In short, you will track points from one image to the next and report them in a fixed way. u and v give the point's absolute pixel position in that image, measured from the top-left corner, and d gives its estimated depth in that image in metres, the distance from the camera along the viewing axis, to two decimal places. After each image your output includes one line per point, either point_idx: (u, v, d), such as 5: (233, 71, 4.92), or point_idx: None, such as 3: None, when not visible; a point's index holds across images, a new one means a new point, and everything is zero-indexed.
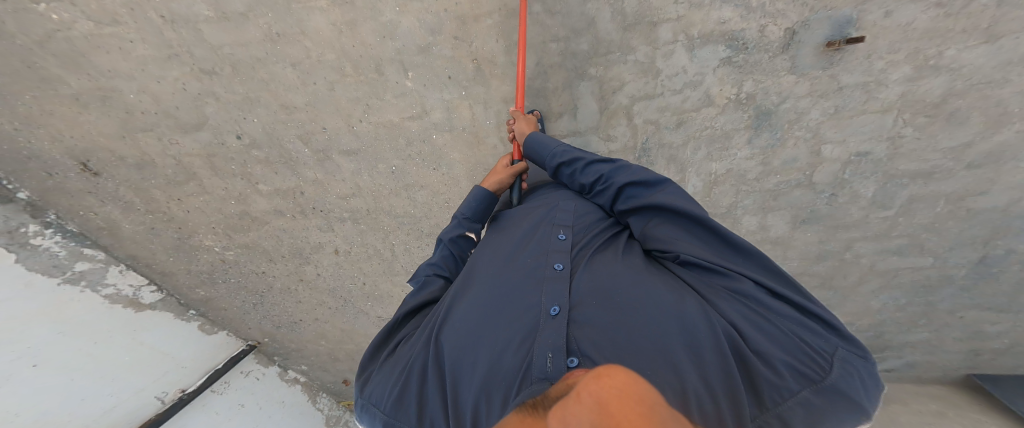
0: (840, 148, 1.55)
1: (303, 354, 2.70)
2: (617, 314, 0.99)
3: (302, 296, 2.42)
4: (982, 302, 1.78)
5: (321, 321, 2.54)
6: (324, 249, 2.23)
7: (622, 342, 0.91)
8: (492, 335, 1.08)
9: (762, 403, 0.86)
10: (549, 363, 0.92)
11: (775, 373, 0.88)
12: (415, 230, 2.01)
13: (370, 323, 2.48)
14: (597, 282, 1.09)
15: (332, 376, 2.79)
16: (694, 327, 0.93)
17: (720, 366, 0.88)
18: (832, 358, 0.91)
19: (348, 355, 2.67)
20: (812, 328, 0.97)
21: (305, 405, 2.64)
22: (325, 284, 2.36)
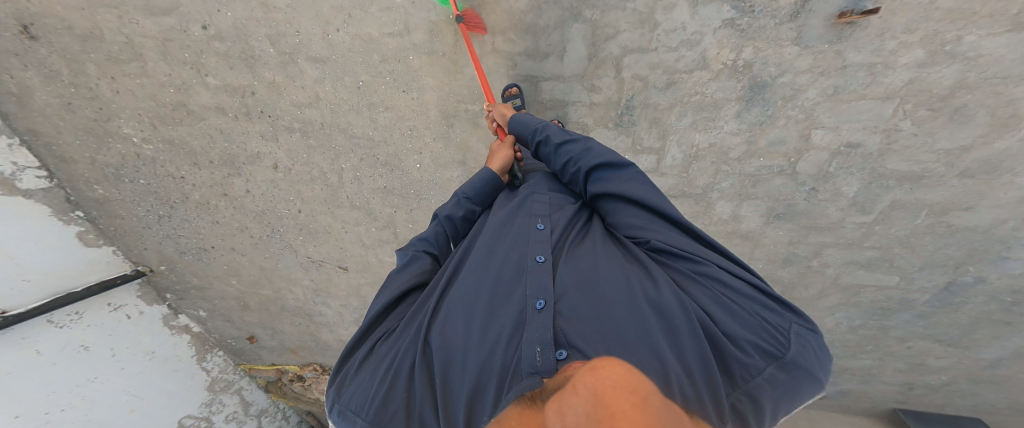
0: (831, 135, 1.32)
1: (204, 296, 2.20)
2: (598, 303, 0.84)
3: (222, 213, 1.95)
4: (936, 333, 1.50)
5: (239, 254, 2.04)
6: (261, 161, 1.85)
7: (607, 331, 0.78)
8: (479, 330, 0.89)
9: (735, 385, 0.74)
10: (538, 356, 0.77)
11: (746, 354, 0.75)
12: (369, 156, 1.72)
13: (296, 265, 2.01)
14: (581, 272, 0.93)
15: (237, 331, 2.38)
16: (668, 309, 0.81)
17: (695, 349, 0.75)
18: (795, 339, 0.78)
19: (261, 302, 2.24)
20: (769, 308, 0.83)
21: (181, 362, 2.15)
22: (253, 206, 1.92)
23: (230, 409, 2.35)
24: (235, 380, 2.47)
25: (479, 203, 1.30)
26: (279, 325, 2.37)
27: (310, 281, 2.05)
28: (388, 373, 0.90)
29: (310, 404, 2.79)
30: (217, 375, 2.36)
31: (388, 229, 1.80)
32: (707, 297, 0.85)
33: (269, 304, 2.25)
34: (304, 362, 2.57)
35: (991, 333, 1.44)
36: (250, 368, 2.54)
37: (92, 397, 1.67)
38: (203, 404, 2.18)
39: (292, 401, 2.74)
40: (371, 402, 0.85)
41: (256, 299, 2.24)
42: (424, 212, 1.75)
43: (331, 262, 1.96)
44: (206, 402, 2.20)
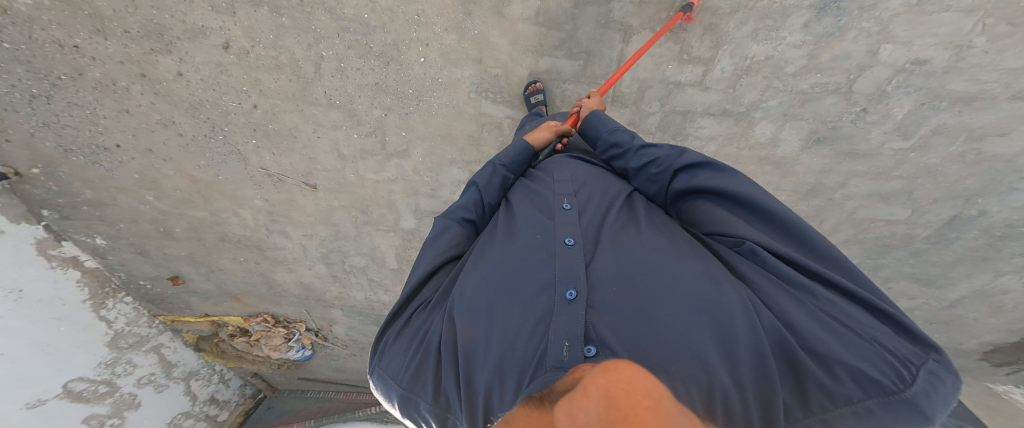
0: (900, 52, 1.21)
1: (104, 216, 1.67)
2: (637, 295, 0.69)
3: (135, 99, 1.42)
4: (918, 273, 1.62)
5: (159, 159, 1.56)
6: (204, 38, 1.34)
7: (643, 330, 0.63)
8: (501, 316, 0.74)
9: (806, 412, 0.55)
10: (564, 351, 0.63)
11: (836, 383, 0.54)
12: (361, 43, 1.32)
13: (245, 179, 1.60)
14: (621, 259, 0.75)
15: (154, 269, 1.87)
16: (728, 313, 0.61)
17: (758, 366, 0.58)
18: (916, 372, 0.52)
19: (192, 227, 1.75)
20: (880, 329, 0.57)
21: (66, 309, 1.62)
22: (186, 95, 1.43)
23: (145, 372, 1.90)
24: (151, 336, 1.98)
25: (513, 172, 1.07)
26: (219, 264, 1.86)
27: (264, 202, 1.65)
28: (418, 344, 0.80)
29: (258, 366, 2.34)
30: (123, 329, 1.85)
31: (376, 138, 1.46)
32: (794, 304, 0.61)
33: (202, 232, 1.76)
34: (251, 312, 2.07)
35: (968, 271, 1.57)
36: (174, 321, 2.05)
37: None
38: (101, 363, 1.71)
39: (231, 363, 2.31)
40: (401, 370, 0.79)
41: (185, 224, 1.74)
42: (422, 118, 1.42)
43: (294, 177, 1.57)
44: (107, 361, 1.74)
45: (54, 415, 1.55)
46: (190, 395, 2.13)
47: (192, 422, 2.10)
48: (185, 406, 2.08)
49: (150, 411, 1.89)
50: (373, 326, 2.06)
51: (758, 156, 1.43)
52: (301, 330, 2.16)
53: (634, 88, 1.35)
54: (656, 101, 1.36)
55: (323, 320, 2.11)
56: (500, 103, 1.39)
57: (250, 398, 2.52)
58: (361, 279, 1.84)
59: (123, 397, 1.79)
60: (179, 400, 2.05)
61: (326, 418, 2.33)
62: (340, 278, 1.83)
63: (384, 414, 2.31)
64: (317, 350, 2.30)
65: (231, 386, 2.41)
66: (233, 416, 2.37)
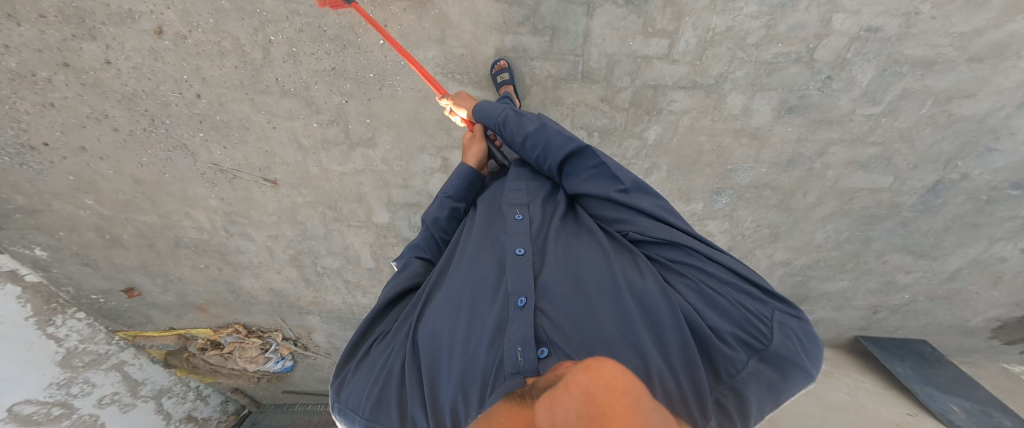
0: (851, 21, 1.18)
1: (40, 222, 1.57)
2: (581, 298, 0.75)
3: (59, 91, 1.32)
4: (910, 244, 1.60)
5: (95, 158, 1.46)
6: (137, 24, 1.24)
7: (588, 329, 0.69)
8: (462, 330, 0.77)
9: (720, 378, 0.69)
10: (519, 356, 0.65)
11: (730, 347, 0.69)
12: (313, 26, 1.25)
13: (194, 176, 1.53)
14: (566, 265, 0.80)
15: (105, 282, 1.78)
16: (653, 304, 0.72)
17: (682, 345, 0.68)
18: (772, 324, 0.70)
19: (140, 233, 1.66)
20: (751, 295, 0.74)
21: (4, 327, 1.48)
22: (117, 86, 1.34)
23: (107, 391, 1.79)
24: (111, 352, 1.89)
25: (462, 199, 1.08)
26: (177, 272, 1.77)
27: (221, 202, 1.57)
28: (383, 370, 0.83)
29: (234, 379, 2.27)
30: (75, 346, 1.73)
31: (337, 126, 1.40)
32: (693, 288, 0.76)
33: (153, 238, 1.68)
34: (219, 323, 1.98)
35: (960, 241, 1.56)
36: (135, 337, 1.98)
37: None
38: (52, 383, 1.59)
39: (207, 379, 2.24)
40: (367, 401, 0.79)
41: (131, 230, 1.65)
42: (386, 105, 1.36)
43: (251, 173, 1.50)
44: (60, 381, 1.62)
45: None
46: (163, 414, 2.02)
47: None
48: (159, 426, 1.97)
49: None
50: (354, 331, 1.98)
51: (732, 128, 1.39)
52: (278, 339, 2.06)
53: (602, 63, 1.29)
54: (627, 76, 1.31)
55: (300, 327, 2.00)
56: (467, 85, 1.35)
57: (233, 415, 2.44)
58: (335, 282, 1.75)
59: (83, 418, 1.68)
60: (149, 421, 1.94)
61: None
62: (313, 281, 1.74)
63: None
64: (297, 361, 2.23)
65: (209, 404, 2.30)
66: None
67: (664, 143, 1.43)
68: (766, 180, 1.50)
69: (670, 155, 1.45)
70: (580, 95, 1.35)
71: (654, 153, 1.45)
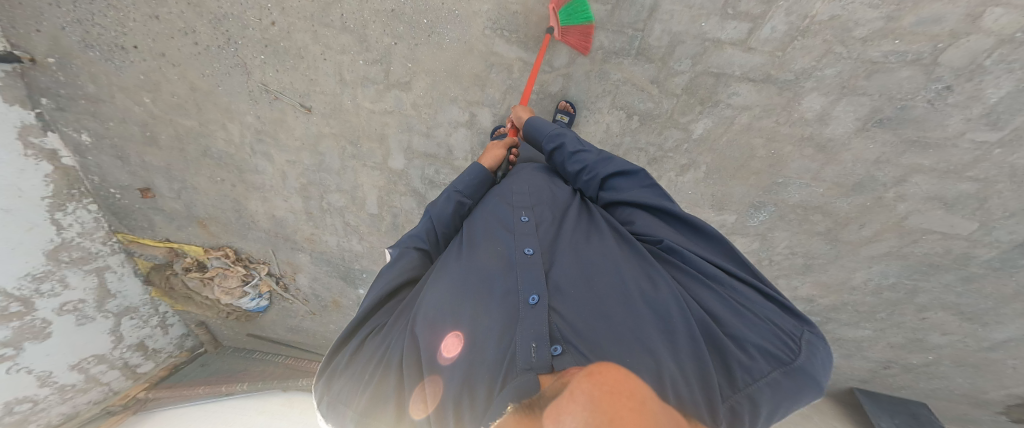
0: (1008, 17, 1.05)
1: (100, 113, 1.65)
2: (591, 301, 0.81)
3: (167, 7, 1.42)
4: (962, 305, 1.47)
5: (168, 64, 1.54)
6: None
7: (598, 327, 0.75)
8: (473, 322, 0.83)
9: (736, 387, 0.66)
10: (532, 352, 0.73)
11: (750, 358, 0.67)
12: None
13: (243, 92, 1.55)
14: (575, 268, 0.87)
15: (127, 178, 1.85)
16: (665, 307, 0.75)
17: (695, 350, 0.69)
18: (800, 343, 0.69)
19: (176, 138, 1.71)
20: (775, 311, 0.73)
21: (18, 202, 1.51)
22: (213, 7, 1.40)
23: (74, 297, 1.75)
24: (100, 254, 1.88)
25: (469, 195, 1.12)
26: (192, 181, 1.82)
27: (255, 119, 1.59)
28: (381, 362, 0.84)
29: (202, 311, 2.23)
30: (71, 239, 1.74)
31: (381, 66, 1.39)
32: (714, 299, 0.76)
33: (185, 143, 1.72)
34: (212, 244, 1.99)
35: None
36: (132, 242, 2.01)
37: None
38: (27, 274, 1.58)
39: (177, 306, 2.20)
40: (366, 391, 0.80)
41: (170, 132, 1.70)
42: (430, 52, 1.34)
43: (291, 97, 1.51)
44: (36, 274, 1.60)
45: None
46: (115, 335, 1.95)
47: (104, 368, 1.91)
48: (105, 347, 1.91)
49: (56, 345, 1.69)
50: (337, 279, 1.98)
51: (797, 134, 1.33)
52: (262, 273, 2.05)
53: (663, 42, 1.27)
54: (688, 59, 1.28)
55: (287, 264, 2.01)
56: (513, 44, 1.31)
57: (186, 351, 2.36)
58: (336, 222, 1.78)
59: (33, 323, 1.61)
60: (98, 341, 1.87)
61: (264, 382, 2.15)
62: (314, 216, 1.78)
63: None
64: (272, 302, 2.19)
65: (168, 335, 2.25)
66: (156, 370, 2.17)
67: (710, 139, 1.40)
68: (820, 202, 1.43)
69: (713, 154, 1.41)
70: (628, 72, 1.33)
71: (694, 148, 1.41)
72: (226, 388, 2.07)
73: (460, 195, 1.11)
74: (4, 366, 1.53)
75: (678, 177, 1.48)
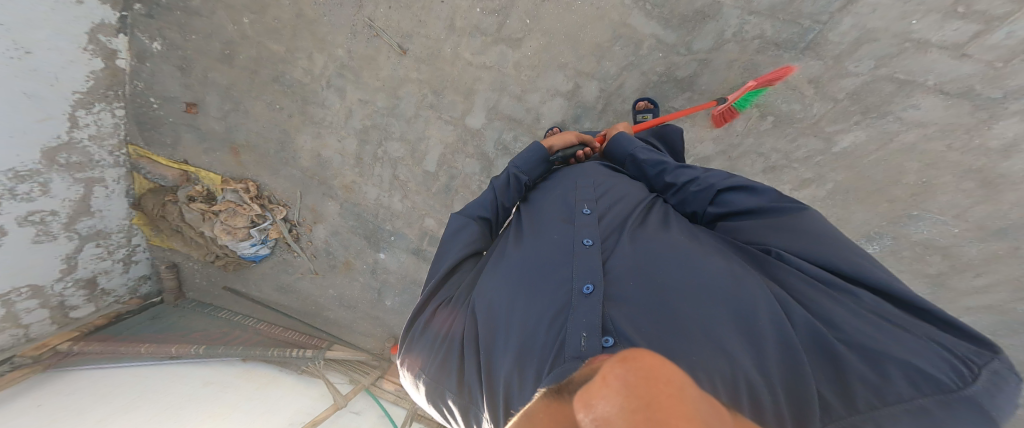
0: None
1: (184, 23, 1.59)
2: (661, 292, 0.55)
3: None
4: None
5: None
6: None
7: (664, 322, 0.51)
8: (518, 304, 0.63)
9: (853, 409, 0.46)
10: (582, 341, 0.51)
11: (880, 377, 0.45)
12: None
13: (346, 25, 1.49)
14: (642, 254, 0.63)
15: (178, 89, 1.70)
16: (755, 307, 0.52)
17: (791, 363, 0.49)
18: (970, 369, 0.43)
19: (252, 58, 1.62)
20: (930, 329, 0.48)
21: (47, 91, 1.40)
22: None
23: (48, 207, 1.51)
24: (99, 165, 1.67)
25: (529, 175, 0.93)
26: (248, 105, 1.69)
27: (346, 53, 1.53)
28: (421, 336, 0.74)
29: (187, 249, 1.93)
30: (80, 140, 1.56)
31: (497, 18, 1.39)
32: (832, 306, 0.53)
33: (260, 66, 1.62)
34: (235, 175, 1.80)
35: None
36: (142, 157, 1.79)
37: None
38: (10, 169, 1.36)
39: (156, 240, 1.94)
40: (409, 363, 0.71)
41: (251, 53, 1.61)
42: (555, 11, 1.36)
43: (392, 36, 1.47)
44: (18, 172, 1.39)
45: None
46: (69, 264, 1.63)
47: (32, 305, 1.52)
48: (54, 276, 1.58)
49: (1, 262, 1.39)
50: (362, 236, 1.86)
51: (964, 164, 1.32)
52: (277, 217, 1.86)
53: (846, 38, 1.28)
54: (872, 61, 1.28)
55: (309, 212, 1.85)
56: (653, 18, 1.34)
57: (139, 299, 1.94)
58: (384, 173, 1.70)
59: None
60: (49, 266, 1.56)
61: (224, 347, 1.73)
62: (363, 163, 1.68)
63: (304, 360, 1.82)
64: (273, 253, 1.98)
65: (133, 271, 1.92)
66: (94, 317, 1.74)
67: (855, 154, 1.40)
68: (948, 243, 1.44)
69: (851, 171, 1.43)
70: (784, 66, 1.35)
71: (829, 162, 1.43)
72: (176, 349, 1.63)
73: (517, 171, 0.92)
74: None
75: (795, 192, 1.50)
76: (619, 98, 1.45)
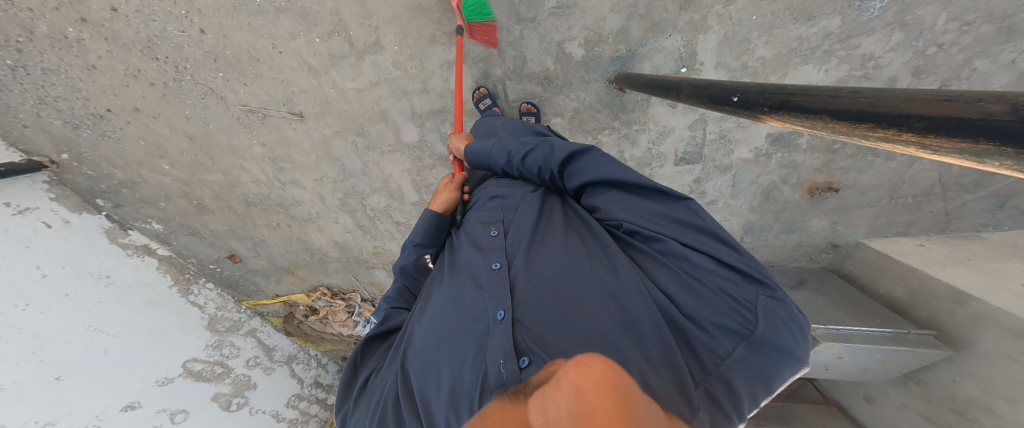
0: None
1: (138, 194, 1.77)
2: (559, 304, 0.68)
3: (94, 51, 1.42)
4: None
5: (151, 118, 1.56)
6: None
7: (563, 330, 0.63)
8: (449, 350, 0.73)
9: (706, 370, 0.62)
10: (501, 368, 0.61)
11: (714, 339, 0.63)
12: None
13: (233, 122, 1.55)
14: (542, 272, 0.75)
15: (213, 251, 2.01)
16: (628, 299, 0.67)
17: (663, 339, 0.62)
18: (754, 310, 0.63)
19: (213, 195, 1.78)
20: (727, 277, 0.66)
21: (156, 294, 1.86)
22: (132, 34, 1.40)
23: (249, 354, 2.11)
24: (243, 320, 2.21)
25: (430, 245, 1.02)
26: (257, 234, 1.95)
27: (264, 149, 1.62)
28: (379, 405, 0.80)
29: (338, 345, 2.56)
30: (216, 313, 2.08)
31: (340, 37, 1.35)
32: (670, 278, 0.70)
33: (228, 199, 1.79)
34: (309, 287, 2.25)
35: None
36: (256, 305, 2.29)
37: (111, 353, 1.59)
38: (207, 345, 1.93)
39: (321, 347, 2.55)
40: None
41: (209, 192, 1.77)
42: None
43: (276, 109, 1.49)
44: (212, 343, 1.96)
45: (181, 390, 1.74)
46: (297, 377, 2.30)
47: (307, 403, 2.22)
48: (295, 387, 2.23)
49: (268, 392, 2.05)
50: None
51: None
52: (359, 300, 2.29)
53: None
54: None
55: (372, 285, 2.20)
56: None
57: None
58: (388, 225, 1.84)
59: (240, 378, 1.97)
60: (287, 382, 2.21)
61: None
62: (368, 228, 1.86)
63: None
64: None
65: (330, 371, 2.54)
66: None
67: None
68: None
69: None
70: None
71: None
72: None
73: (420, 247, 1.01)
74: (246, 410, 1.90)
75: (728, 8, 1.26)
76: (504, 30, 1.39)
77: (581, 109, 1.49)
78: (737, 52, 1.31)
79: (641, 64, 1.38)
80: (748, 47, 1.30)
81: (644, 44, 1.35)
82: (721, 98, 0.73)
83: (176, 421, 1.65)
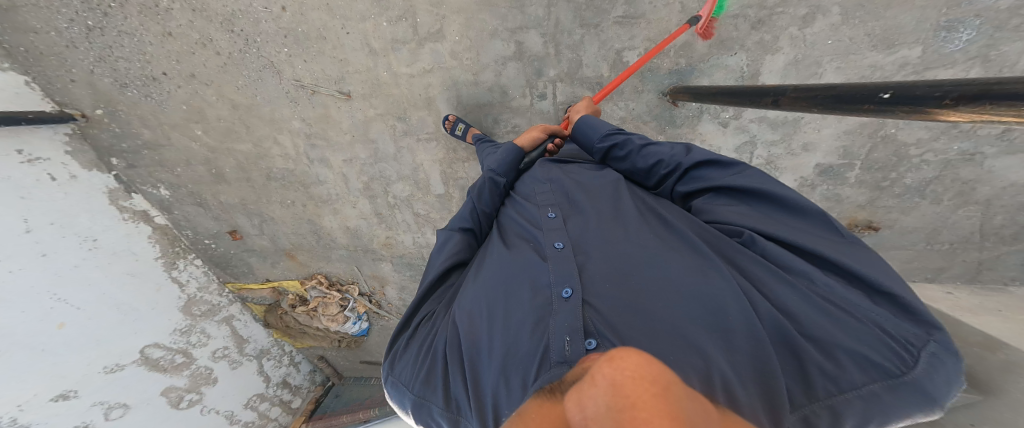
0: None
1: (160, 158, 1.75)
2: (633, 297, 0.59)
3: (175, 19, 1.47)
4: None
5: (202, 84, 1.59)
6: None
7: (639, 324, 0.55)
8: (502, 318, 0.65)
9: (813, 395, 0.52)
10: (565, 346, 0.54)
11: (837, 368, 0.52)
12: None
13: (282, 95, 1.58)
14: (614, 258, 0.67)
15: (215, 224, 1.93)
16: (724, 304, 0.56)
17: (762, 349, 0.52)
18: (917, 354, 0.50)
19: (237, 165, 1.76)
20: (879, 312, 0.55)
21: (139, 266, 1.73)
22: (219, 7, 1.45)
23: (218, 344, 1.97)
24: (223, 305, 2.07)
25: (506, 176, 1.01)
26: (268, 211, 1.89)
27: (302, 123, 1.64)
28: (427, 347, 0.73)
29: (319, 342, 2.34)
30: (195, 294, 1.94)
31: (406, 23, 1.43)
32: (791, 291, 0.59)
33: (250, 171, 1.77)
34: (305, 274, 2.10)
35: None
36: (240, 289, 2.13)
37: (66, 327, 1.42)
38: (175, 330, 1.78)
39: (298, 343, 2.37)
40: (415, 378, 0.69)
41: (233, 162, 1.76)
42: None
43: (326, 86, 1.54)
44: (181, 329, 1.81)
45: (132, 379, 1.58)
46: (264, 375, 2.17)
47: (267, 405, 2.14)
48: (259, 386, 2.12)
49: (227, 388, 1.93)
50: None
51: None
52: (354, 294, 2.16)
53: None
54: None
55: (374, 279, 2.10)
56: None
57: (320, 385, 2.54)
58: (406, 216, 1.84)
59: (201, 370, 1.83)
60: (252, 381, 2.08)
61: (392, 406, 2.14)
62: (384, 216, 1.84)
63: None
64: (372, 323, 2.31)
65: (302, 370, 2.45)
66: (305, 404, 2.37)
67: None
68: None
69: None
70: None
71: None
72: (362, 414, 2.12)
73: (494, 174, 1.00)
74: (197, 410, 1.78)
75: (804, 30, 1.32)
76: (565, 33, 1.41)
77: (627, 118, 1.55)
78: (805, 74, 1.37)
79: (700, 78, 1.44)
80: (817, 71, 1.36)
81: (706, 60, 1.41)
82: (859, 97, 0.60)
83: (111, 417, 1.48)
